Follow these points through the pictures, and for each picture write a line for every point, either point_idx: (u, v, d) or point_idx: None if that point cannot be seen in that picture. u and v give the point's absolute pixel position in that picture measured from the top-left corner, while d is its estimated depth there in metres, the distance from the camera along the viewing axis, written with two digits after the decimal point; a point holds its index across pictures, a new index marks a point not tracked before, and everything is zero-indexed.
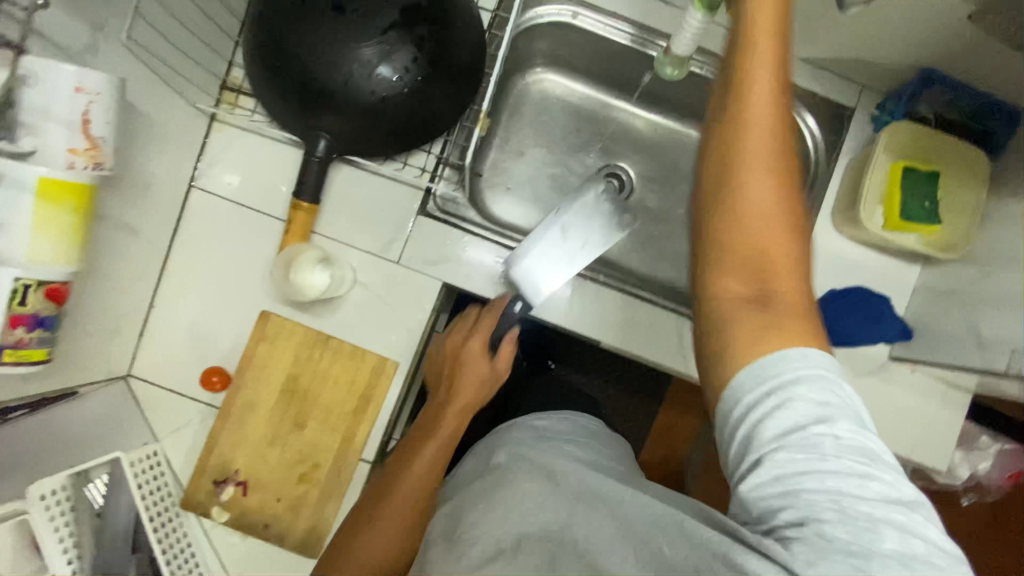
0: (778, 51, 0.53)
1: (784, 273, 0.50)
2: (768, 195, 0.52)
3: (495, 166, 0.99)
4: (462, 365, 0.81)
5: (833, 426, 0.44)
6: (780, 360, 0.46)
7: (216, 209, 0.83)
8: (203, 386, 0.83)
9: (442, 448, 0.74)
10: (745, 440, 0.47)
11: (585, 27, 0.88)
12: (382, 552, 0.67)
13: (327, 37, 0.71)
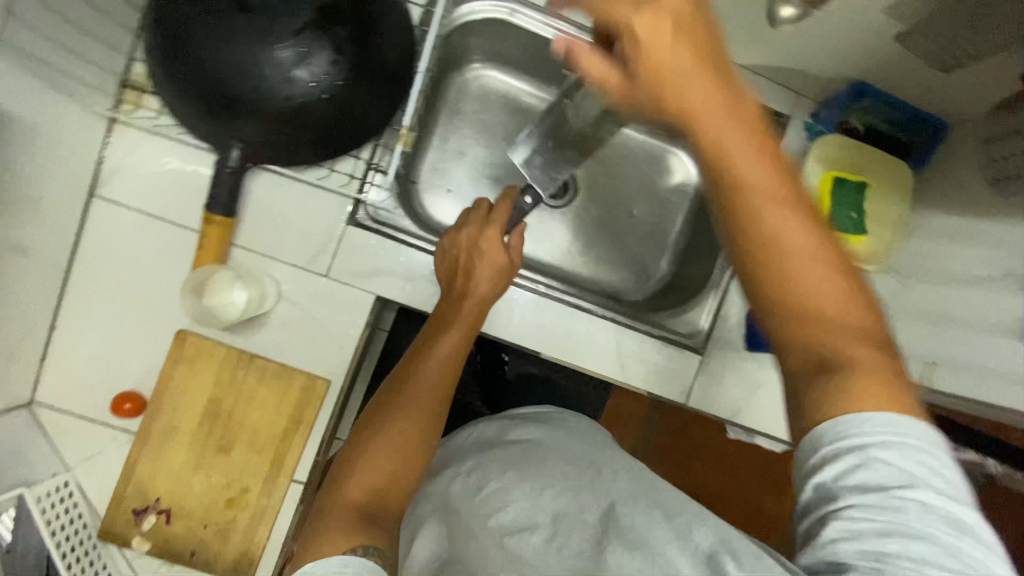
0: (742, 103, 0.47)
1: (850, 311, 0.45)
2: (814, 223, 0.46)
3: (434, 167, 0.94)
4: (477, 260, 0.76)
5: (922, 493, 0.38)
6: (860, 419, 0.41)
7: (123, 219, 0.77)
8: (114, 412, 0.77)
9: (462, 338, 0.74)
10: (833, 502, 0.40)
11: (523, 25, 0.85)
12: (404, 441, 0.66)
13: (233, 38, 0.64)
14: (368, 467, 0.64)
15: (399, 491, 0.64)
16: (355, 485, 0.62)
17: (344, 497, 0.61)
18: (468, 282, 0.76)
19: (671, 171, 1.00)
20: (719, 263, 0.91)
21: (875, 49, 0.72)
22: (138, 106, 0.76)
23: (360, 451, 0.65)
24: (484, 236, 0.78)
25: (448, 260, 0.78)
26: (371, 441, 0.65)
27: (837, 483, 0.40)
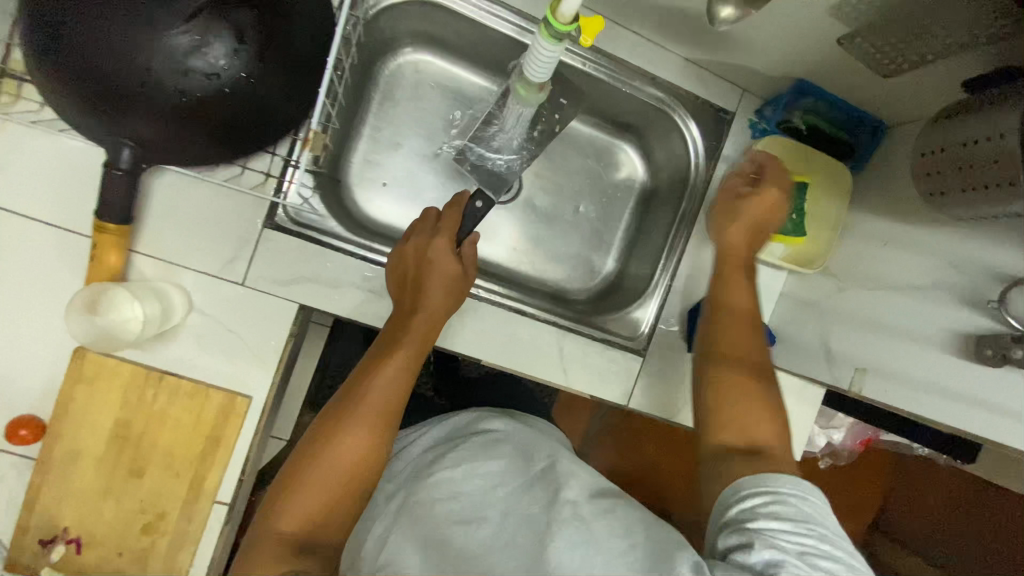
0: (748, 251, 0.77)
1: (763, 407, 0.66)
2: (756, 390, 0.67)
3: (366, 159, 0.87)
4: (428, 271, 0.72)
5: (822, 525, 0.53)
6: (777, 479, 0.57)
7: (5, 224, 0.68)
8: (7, 440, 0.69)
9: (411, 356, 0.67)
10: (728, 517, 0.57)
11: (458, 10, 0.79)
12: (341, 472, 0.60)
13: (114, 24, 0.56)
14: (300, 501, 0.59)
15: (336, 522, 0.60)
16: (286, 517, 0.58)
17: (276, 527, 0.58)
18: (419, 296, 0.71)
19: (618, 165, 0.96)
20: (661, 263, 0.89)
21: (819, 50, 0.70)
22: (16, 98, 0.68)
23: (294, 481, 0.60)
24: (434, 245, 0.73)
25: (399, 272, 0.74)
26: (307, 470, 0.60)
27: (737, 505, 0.57)
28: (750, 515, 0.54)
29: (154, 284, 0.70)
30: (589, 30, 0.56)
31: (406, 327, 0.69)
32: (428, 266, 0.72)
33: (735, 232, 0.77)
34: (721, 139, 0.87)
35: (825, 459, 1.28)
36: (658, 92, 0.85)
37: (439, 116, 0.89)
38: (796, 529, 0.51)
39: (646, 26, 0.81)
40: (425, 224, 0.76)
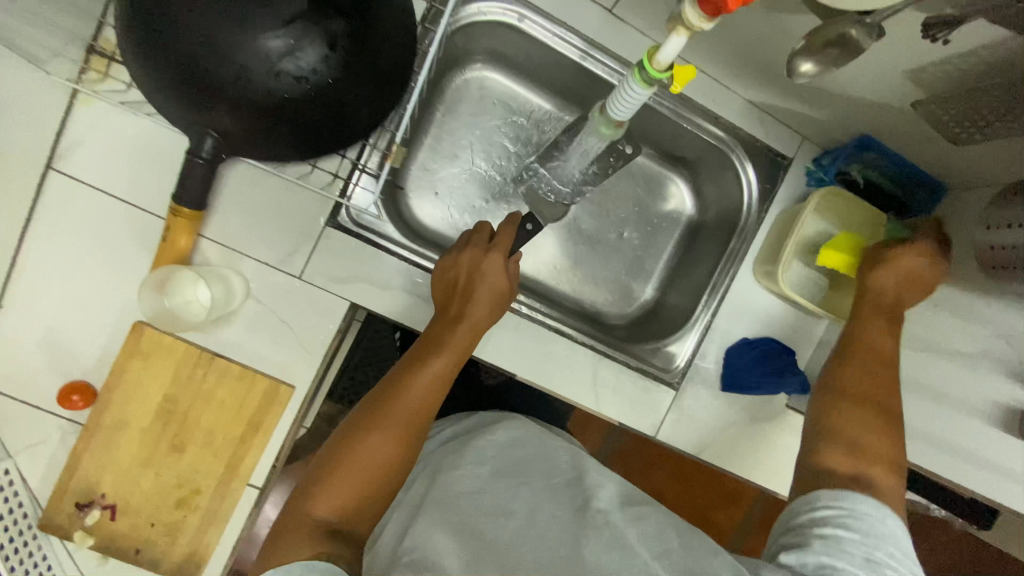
0: (904, 277, 0.72)
1: (879, 419, 0.66)
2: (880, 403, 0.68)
3: (423, 167, 0.89)
4: (477, 284, 0.73)
5: (889, 538, 0.54)
6: (862, 497, 0.57)
7: (79, 200, 0.71)
8: (61, 403, 0.72)
9: (452, 364, 0.69)
10: (797, 521, 0.58)
11: (533, 34, 0.80)
12: (376, 466, 0.63)
13: (215, 21, 0.57)
14: (334, 487, 0.61)
15: (366, 513, 0.63)
16: (323, 503, 0.60)
17: (312, 510, 0.60)
18: (465, 306, 0.72)
19: (667, 196, 0.97)
20: (702, 300, 0.89)
21: (889, 108, 0.70)
22: (105, 76, 0.70)
23: (331, 469, 0.62)
24: (487, 261, 0.75)
25: (448, 278, 0.74)
26: (345, 461, 0.62)
27: (812, 513, 0.58)
28: (822, 524, 0.56)
29: (218, 269, 0.73)
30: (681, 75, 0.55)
31: (449, 334, 0.70)
32: (477, 279, 0.74)
33: (884, 292, 0.73)
34: (775, 184, 0.88)
35: None
36: (718, 132, 0.86)
37: (498, 132, 0.91)
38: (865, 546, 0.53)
39: (713, 65, 0.82)
40: (480, 237, 0.77)
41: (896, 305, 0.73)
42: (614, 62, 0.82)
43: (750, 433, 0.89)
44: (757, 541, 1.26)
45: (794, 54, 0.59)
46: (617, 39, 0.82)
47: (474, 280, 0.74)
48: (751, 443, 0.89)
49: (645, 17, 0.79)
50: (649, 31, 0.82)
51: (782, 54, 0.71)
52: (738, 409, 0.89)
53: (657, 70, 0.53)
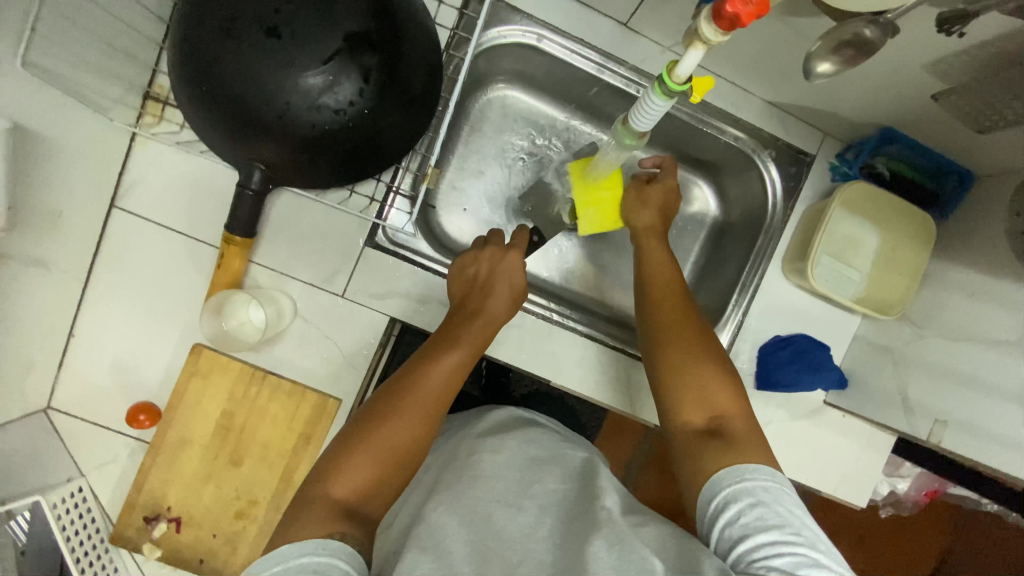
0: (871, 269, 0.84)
1: (709, 370, 0.67)
2: (694, 350, 0.68)
3: (451, 185, 0.92)
4: (496, 281, 0.77)
5: (797, 524, 0.52)
6: (752, 468, 0.57)
7: (140, 234, 0.76)
8: (129, 423, 0.78)
9: (472, 353, 0.70)
10: (717, 534, 0.55)
11: (551, 52, 0.83)
12: (396, 447, 0.62)
13: (260, 63, 0.61)
14: (355, 466, 0.60)
15: (381, 497, 0.61)
16: (344, 482, 0.59)
17: (329, 490, 0.58)
18: (484, 300, 0.75)
19: (691, 199, 0.98)
20: (732, 299, 0.90)
21: (907, 99, 0.71)
22: (159, 119, 0.75)
23: (351, 450, 0.61)
24: (506, 259, 0.78)
25: (468, 274, 0.78)
26: (366, 441, 0.61)
27: (720, 519, 0.55)
28: (740, 530, 0.53)
29: (267, 292, 0.78)
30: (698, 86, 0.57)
31: (468, 326, 0.72)
32: (497, 276, 0.77)
33: (649, 214, 0.81)
34: (800, 181, 0.89)
35: (885, 507, 1.25)
36: (738, 133, 0.87)
37: (521, 148, 0.95)
38: (783, 535, 0.50)
39: (730, 69, 0.84)
40: (498, 238, 0.81)
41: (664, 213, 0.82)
42: (631, 73, 0.84)
43: (788, 430, 0.89)
44: None
45: (810, 55, 0.59)
46: (632, 51, 0.84)
47: (493, 276, 0.77)
48: (790, 441, 0.89)
49: (659, 28, 0.81)
50: (664, 41, 0.84)
51: (797, 55, 0.72)
52: (775, 407, 0.89)
53: (677, 84, 0.54)
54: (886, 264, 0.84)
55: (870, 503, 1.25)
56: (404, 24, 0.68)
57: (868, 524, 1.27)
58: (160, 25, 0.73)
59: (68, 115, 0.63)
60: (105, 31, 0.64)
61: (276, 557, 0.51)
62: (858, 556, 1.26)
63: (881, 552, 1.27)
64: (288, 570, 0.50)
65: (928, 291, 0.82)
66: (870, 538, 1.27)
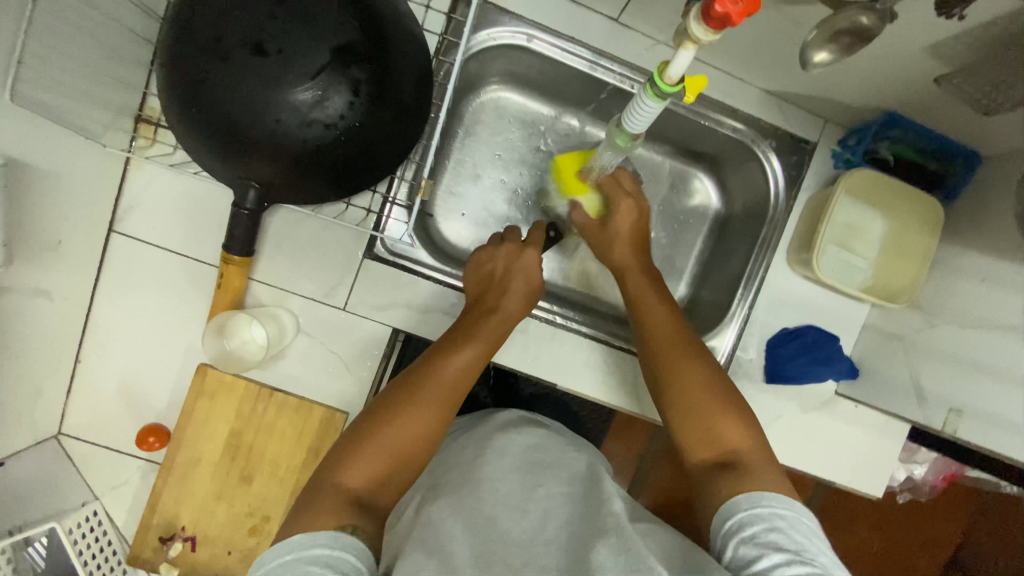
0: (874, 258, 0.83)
1: (719, 407, 0.65)
2: (704, 387, 0.66)
3: (449, 191, 0.91)
4: (512, 279, 0.76)
5: (814, 554, 0.51)
6: (769, 495, 0.56)
7: (140, 257, 0.76)
8: (139, 446, 0.78)
9: (486, 350, 0.69)
10: (730, 553, 0.54)
11: (543, 52, 0.82)
12: (410, 442, 0.61)
13: (249, 80, 0.61)
14: (366, 458, 0.59)
15: (393, 490, 0.61)
16: (355, 473, 0.58)
17: (341, 481, 0.58)
18: (500, 298, 0.74)
19: (692, 192, 0.97)
20: (738, 293, 0.88)
21: (908, 85, 0.69)
22: (153, 141, 0.75)
23: (365, 441, 0.60)
24: (523, 256, 0.78)
25: (485, 270, 0.78)
26: (381, 433, 0.60)
27: (734, 539, 0.55)
28: (755, 549, 0.52)
29: (269, 309, 0.78)
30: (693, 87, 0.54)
31: (484, 323, 0.71)
32: (512, 274, 0.76)
33: (623, 251, 0.80)
34: (802, 171, 0.87)
35: (902, 493, 1.23)
36: (736, 124, 0.86)
37: (517, 148, 0.94)
38: (799, 561, 0.49)
39: (725, 59, 0.82)
40: (514, 235, 0.80)
41: (637, 242, 0.81)
42: (624, 69, 0.83)
43: (799, 423, 0.89)
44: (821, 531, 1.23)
45: (806, 45, 0.58)
46: (625, 47, 0.83)
47: (510, 273, 0.77)
48: (802, 433, 0.89)
49: (652, 22, 0.80)
50: (656, 34, 0.83)
51: (793, 44, 0.70)
52: (785, 400, 0.88)
53: (670, 85, 0.53)
54: (893, 251, 0.83)
55: (887, 489, 1.23)
56: (391, 34, 0.67)
57: (885, 510, 1.25)
58: (147, 47, 0.73)
59: (61, 145, 0.63)
60: (93, 58, 0.64)
61: (288, 545, 0.52)
62: (876, 542, 1.25)
63: (899, 538, 1.26)
64: (300, 559, 0.50)
65: (937, 276, 0.81)
66: (887, 525, 1.25)
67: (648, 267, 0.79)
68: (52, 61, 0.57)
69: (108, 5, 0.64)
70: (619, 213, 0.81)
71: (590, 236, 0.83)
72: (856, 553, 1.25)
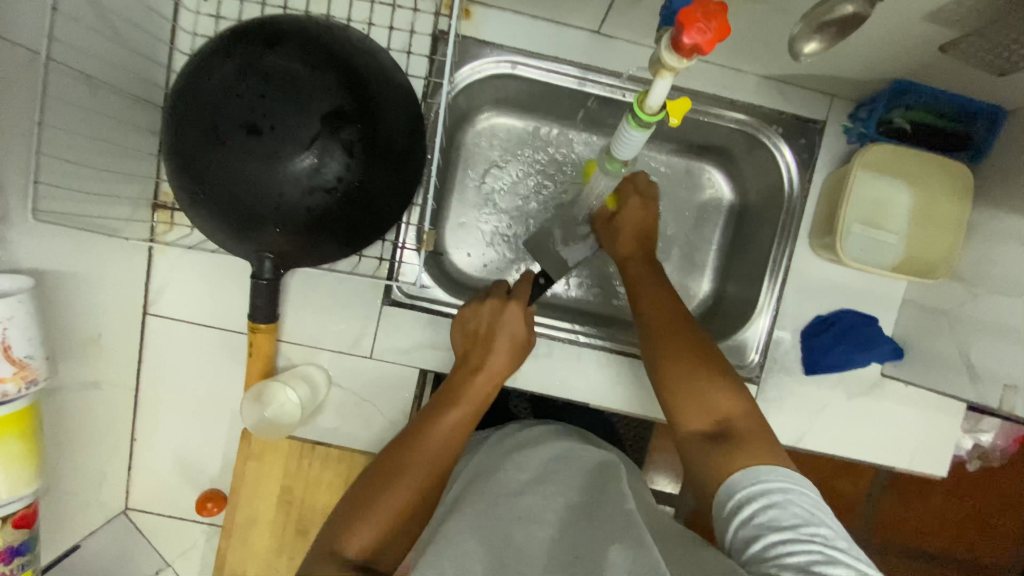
0: (896, 231, 0.80)
1: (708, 373, 0.63)
2: (688, 354, 0.64)
3: (456, 223, 0.91)
4: (496, 337, 0.74)
5: (817, 527, 0.49)
6: (766, 469, 0.54)
7: (175, 336, 0.80)
8: (199, 512, 0.83)
9: (473, 413, 0.67)
10: (732, 534, 0.53)
11: (527, 76, 0.82)
12: (405, 506, 0.59)
13: (243, 160, 0.61)
14: (369, 520, 0.57)
15: (391, 552, 0.58)
16: (356, 537, 0.55)
17: (344, 544, 0.55)
18: (485, 356, 0.72)
19: (704, 186, 0.94)
20: (766, 284, 0.85)
21: (912, 53, 0.66)
22: (171, 226, 0.79)
23: (368, 501, 0.58)
24: (507, 311, 0.75)
25: (470, 328, 0.76)
26: (382, 499, 0.58)
27: (732, 522, 0.53)
28: (753, 532, 0.51)
29: (301, 368, 0.80)
30: (675, 110, 0.60)
31: (470, 382, 0.69)
32: (496, 330, 0.74)
33: (626, 243, 0.79)
34: (814, 152, 0.84)
35: (972, 461, 1.17)
36: (738, 115, 0.83)
37: (519, 170, 0.92)
38: (795, 537, 0.48)
39: (716, 52, 0.80)
40: (500, 288, 0.79)
41: (642, 237, 0.79)
42: (610, 79, 0.82)
43: (843, 411, 0.86)
44: (892, 507, 1.17)
45: (793, 39, 0.55)
46: (611, 57, 0.82)
47: (494, 329, 0.74)
48: (848, 421, 0.86)
49: (634, 29, 0.79)
50: (641, 39, 0.81)
51: (781, 30, 0.68)
52: (826, 389, 0.86)
53: (650, 114, 0.58)
54: (923, 222, 0.80)
55: (957, 461, 1.17)
56: (374, 89, 0.67)
57: (957, 483, 1.18)
58: (154, 137, 0.76)
59: (90, 248, 0.67)
60: (101, 162, 0.67)
61: None
62: (949, 515, 1.19)
63: (973, 507, 1.19)
64: None
65: (975, 243, 0.76)
66: (960, 498, 1.18)
67: (650, 258, 0.77)
68: (62, 176, 0.61)
69: (110, 110, 0.67)
70: (629, 208, 0.80)
71: (597, 226, 0.83)
72: (930, 526, 1.19)
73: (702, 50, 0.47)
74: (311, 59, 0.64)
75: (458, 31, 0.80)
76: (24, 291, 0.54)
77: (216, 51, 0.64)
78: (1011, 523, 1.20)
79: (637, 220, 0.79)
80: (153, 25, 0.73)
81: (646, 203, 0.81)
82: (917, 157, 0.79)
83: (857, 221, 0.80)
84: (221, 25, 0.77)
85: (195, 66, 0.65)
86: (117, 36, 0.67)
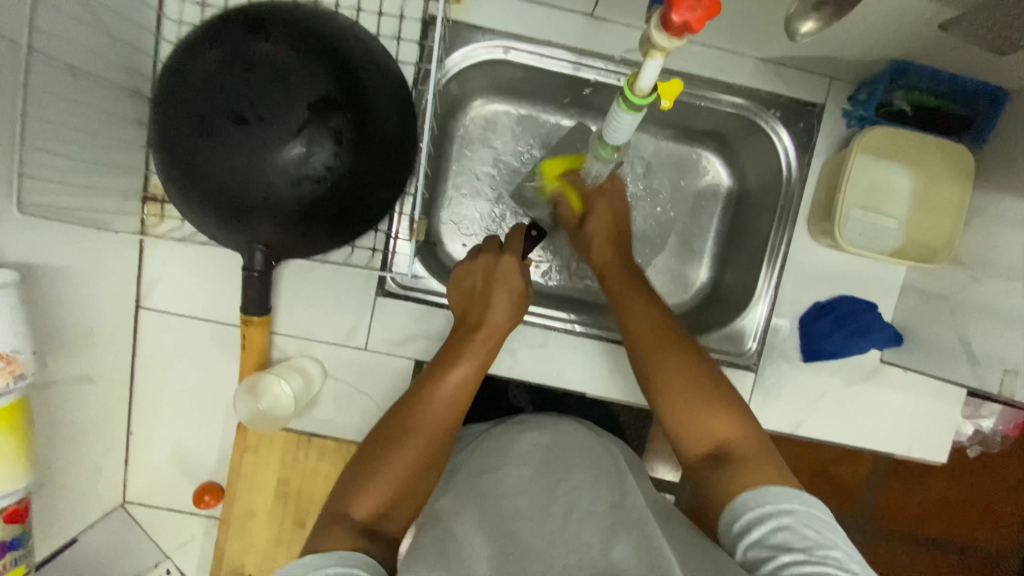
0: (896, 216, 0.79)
1: (712, 402, 0.60)
2: (691, 380, 0.62)
3: (450, 212, 0.90)
4: (494, 289, 0.71)
5: (831, 549, 0.49)
6: (776, 491, 0.53)
7: (168, 329, 0.80)
8: (197, 504, 0.83)
9: (475, 372, 0.65)
10: (742, 553, 0.52)
11: (519, 61, 0.81)
12: (410, 470, 0.59)
13: (233, 145, 0.60)
14: (371, 488, 0.57)
15: (399, 515, 0.59)
16: (360, 503, 0.56)
17: (348, 510, 0.56)
18: (484, 313, 0.69)
19: (701, 172, 0.93)
20: (764, 270, 0.84)
21: (910, 33, 0.64)
22: (162, 218, 0.78)
23: (372, 469, 0.58)
24: (501, 264, 0.72)
25: (465, 287, 0.73)
26: (385, 467, 0.58)
27: (743, 542, 0.53)
28: (765, 552, 0.50)
29: (295, 361, 0.80)
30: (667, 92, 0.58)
31: (470, 342, 0.67)
32: (494, 284, 0.71)
33: (602, 250, 0.77)
34: (812, 136, 0.83)
35: (972, 447, 1.17)
36: (735, 99, 0.82)
37: (513, 158, 0.91)
38: (808, 559, 0.48)
39: (712, 34, 0.79)
40: (491, 244, 0.76)
41: (615, 238, 0.77)
42: (604, 62, 0.81)
43: (842, 398, 0.85)
44: (892, 493, 1.17)
45: (790, 17, 0.54)
46: (605, 40, 0.81)
47: (490, 284, 0.71)
48: (847, 407, 0.85)
49: (628, 12, 0.77)
50: (635, 22, 0.79)
51: (777, 10, 0.66)
52: (824, 375, 0.85)
53: (642, 96, 0.57)
54: (923, 206, 0.78)
55: (957, 447, 1.17)
56: (362, 73, 0.66)
57: (957, 468, 1.18)
58: (142, 129, 0.75)
59: (79, 242, 0.67)
60: (88, 154, 0.67)
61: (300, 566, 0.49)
62: (949, 501, 1.19)
63: (973, 492, 1.18)
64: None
65: (975, 226, 0.75)
66: (960, 483, 1.18)
67: (627, 263, 0.76)
68: (48, 168, 0.61)
69: (96, 101, 0.66)
70: (596, 212, 0.77)
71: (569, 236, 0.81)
72: (930, 512, 1.18)
73: (692, 28, 0.46)
74: (298, 42, 0.63)
75: (448, 16, 0.79)
76: (10, 285, 0.54)
77: (201, 37, 0.63)
78: (1011, 508, 1.20)
79: (604, 223, 0.77)
80: (138, 14, 0.72)
81: (613, 204, 0.78)
82: (917, 139, 0.78)
83: (858, 205, 0.79)
84: (207, 13, 0.76)
85: (182, 52, 0.64)
86: (101, 25, 0.65)
